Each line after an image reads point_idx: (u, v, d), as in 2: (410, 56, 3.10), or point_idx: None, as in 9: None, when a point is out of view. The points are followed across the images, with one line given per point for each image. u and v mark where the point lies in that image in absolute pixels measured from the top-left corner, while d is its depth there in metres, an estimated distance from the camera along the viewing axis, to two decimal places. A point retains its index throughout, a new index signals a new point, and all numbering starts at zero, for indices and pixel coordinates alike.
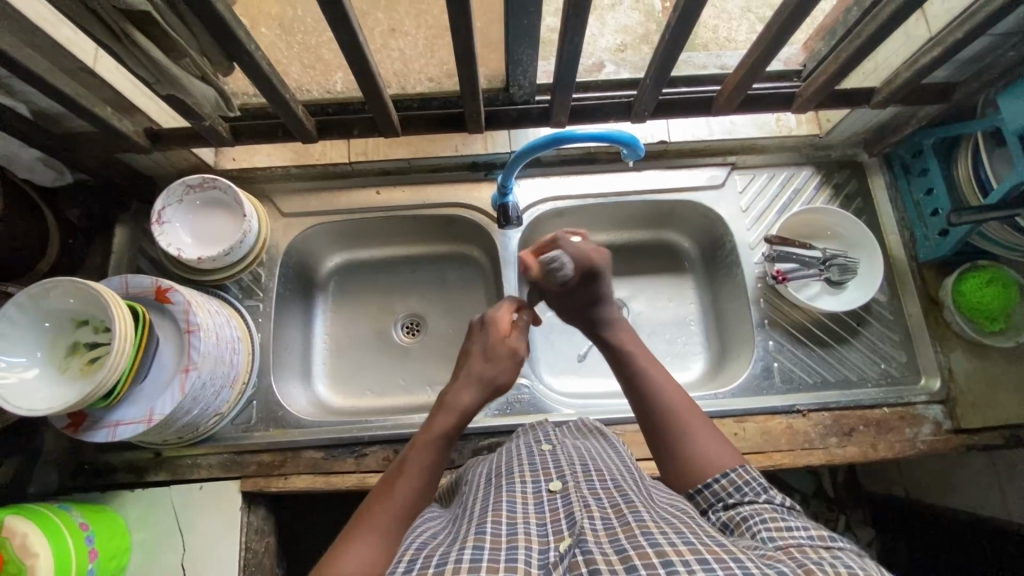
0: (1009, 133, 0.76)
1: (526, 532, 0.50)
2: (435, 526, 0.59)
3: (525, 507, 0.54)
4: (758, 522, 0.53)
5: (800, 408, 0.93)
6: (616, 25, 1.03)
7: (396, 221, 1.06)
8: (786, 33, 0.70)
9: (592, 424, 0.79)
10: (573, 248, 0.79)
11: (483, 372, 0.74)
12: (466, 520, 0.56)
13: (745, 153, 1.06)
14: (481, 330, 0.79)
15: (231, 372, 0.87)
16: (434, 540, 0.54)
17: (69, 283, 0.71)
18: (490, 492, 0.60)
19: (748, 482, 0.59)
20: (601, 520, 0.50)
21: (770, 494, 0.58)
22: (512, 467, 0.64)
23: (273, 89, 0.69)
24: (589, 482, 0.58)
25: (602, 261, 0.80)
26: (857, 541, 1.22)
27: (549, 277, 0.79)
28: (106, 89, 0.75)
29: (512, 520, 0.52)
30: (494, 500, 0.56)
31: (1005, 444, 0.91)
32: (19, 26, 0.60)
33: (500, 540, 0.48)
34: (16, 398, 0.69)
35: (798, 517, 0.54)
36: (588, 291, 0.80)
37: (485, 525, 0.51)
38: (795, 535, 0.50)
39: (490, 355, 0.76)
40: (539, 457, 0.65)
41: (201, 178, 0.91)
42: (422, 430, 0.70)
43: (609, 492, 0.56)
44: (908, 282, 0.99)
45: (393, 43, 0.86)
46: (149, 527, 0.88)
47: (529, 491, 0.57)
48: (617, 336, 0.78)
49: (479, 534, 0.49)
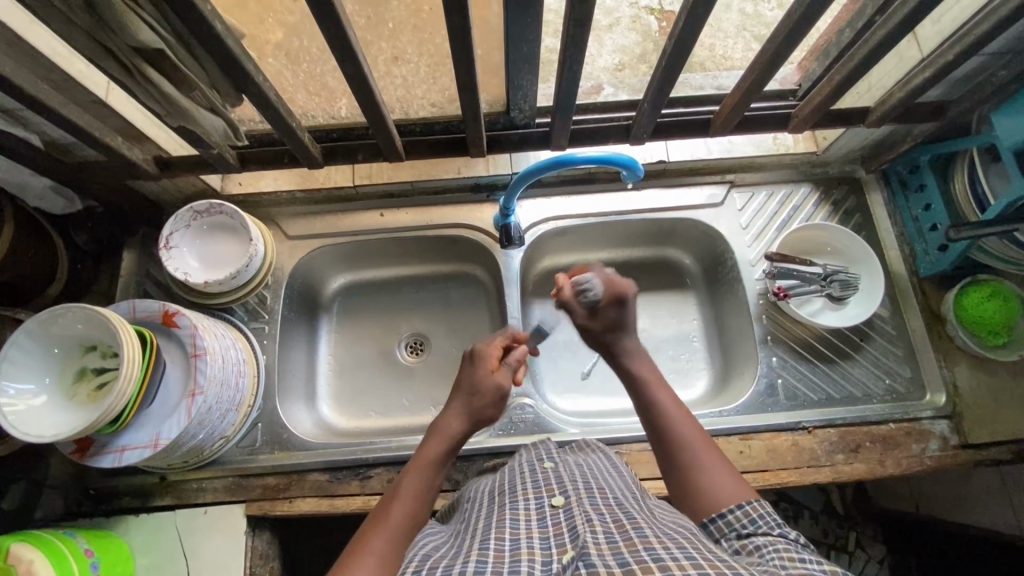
0: (1005, 149, 0.77)
1: (529, 546, 0.50)
2: (438, 541, 0.59)
3: (529, 523, 0.54)
4: (770, 553, 0.52)
5: (806, 425, 0.93)
6: (614, 45, 1.11)
7: (400, 242, 1.07)
8: (780, 57, 0.71)
9: (594, 444, 0.79)
10: (604, 275, 0.83)
11: (472, 405, 0.74)
12: (469, 535, 0.56)
13: (743, 171, 1.07)
14: (469, 366, 0.78)
15: (236, 395, 0.88)
16: (437, 554, 0.54)
17: (78, 310, 0.72)
18: (492, 510, 0.60)
19: (763, 515, 0.57)
20: (604, 535, 0.50)
21: (785, 529, 0.56)
22: (515, 484, 0.64)
23: (281, 118, 0.71)
24: (591, 499, 0.58)
25: (631, 292, 0.81)
26: (867, 558, 1.23)
27: (577, 300, 0.83)
28: (117, 119, 0.76)
29: (516, 535, 0.52)
30: (497, 517, 0.57)
31: (1013, 459, 0.91)
32: (35, 62, 0.62)
33: (503, 555, 0.49)
34: (23, 426, 0.70)
35: (812, 552, 0.52)
36: (613, 315, 0.80)
37: (489, 540, 0.51)
38: (808, 567, 0.49)
39: (478, 389, 0.75)
40: (542, 474, 0.65)
41: (208, 203, 0.92)
42: (415, 454, 0.70)
43: (611, 509, 0.56)
44: (910, 296, 0.99)
45: (396, 71, 0.95)
46: (153, 552, 0.87)
47: (532, 507, 0.57)
48: (637, 365, 0.78)
49: (483, 549, 0.50)
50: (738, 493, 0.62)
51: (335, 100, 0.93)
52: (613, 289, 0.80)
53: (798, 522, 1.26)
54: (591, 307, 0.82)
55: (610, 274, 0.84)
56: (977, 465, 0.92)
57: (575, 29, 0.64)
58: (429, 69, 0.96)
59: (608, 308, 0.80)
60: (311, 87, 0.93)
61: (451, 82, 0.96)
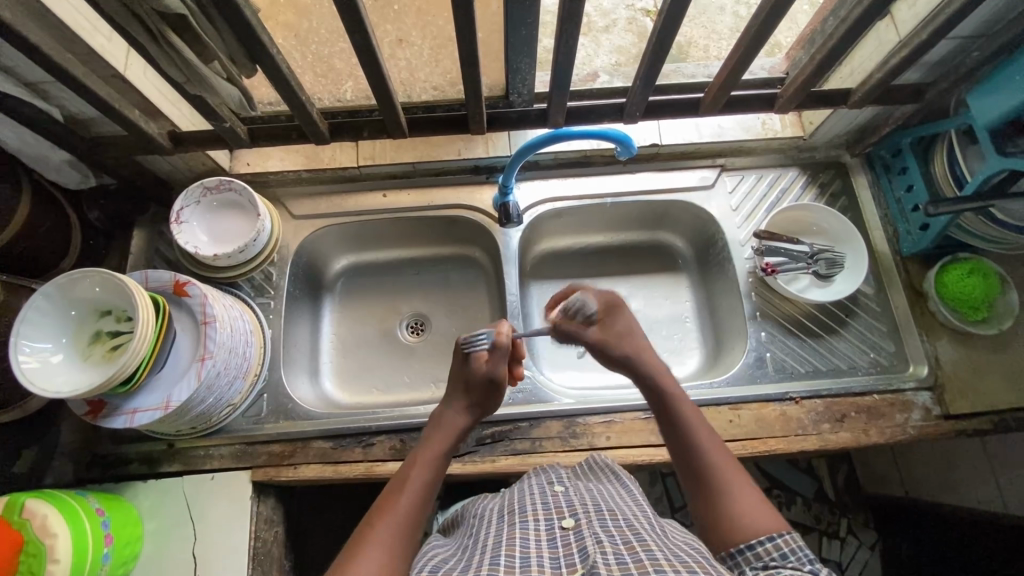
0: (980, 128, 0.81)
1: (540, 564, 0.53)
2: (446, 553, 0.64)
3: (539, 543, 0.58)
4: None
5: (793, 396, 0.96)
6: (610, 46, 1.15)
7: (402, 223, 1.11)
8: (763, 36, 0.76)
9: (605, 460, 0.82)
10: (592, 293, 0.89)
11: (468, 399, 0.79)
12: (477, 549, 0.60)
13: (733, 156, 1.11)
14: (460, 363, 0.81)
15: (243, 364, 0.91)
16: (446, 566, 0.58)
17: (97, 273, 0.75)
18: (502, 526, 0.63)
19: (795, 550, 0.57)
20: (614, 556, 0.52)
21: (817, 565, 0.56)
22: (524, 505, 0.67)
23: (291, 90, 0.75)
24: (602, 520, 0.60)
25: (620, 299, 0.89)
26: (859, 544, 1.29)
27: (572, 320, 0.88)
28: (135, 93, 0.80)
29: (526, 553, 0.55)
30: (507, 535, 0.60)
31: (994, 429, 0.94)
32: (59, 32, 0.66)
33: (513, 570, 0.52)
34: (39, 381, 0.73)
35: None
36: (617, 322, 0.86)
37: (499, 557, 0.55)
38: None
39: (471, 385, 0.79)
40: (552, 497, 0.68)
41: (217, 180, 0.96)
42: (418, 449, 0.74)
43: (623, 530, 0.58)
44: (893, 274, 1.03)
45: (401, 54, 1.01)
46: (160, 516, 0.90)
47: (542, 528, 0.60)
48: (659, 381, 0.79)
49: (494, 565, 0.53)
50: (769, 523, 0.62)
51: (341, 82, 0.98)
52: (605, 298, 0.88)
53: (790, 508, 1.32)
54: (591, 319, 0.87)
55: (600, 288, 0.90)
56: (959, 436, 0.95)
57: (571, 5, 0.68)
58: (433, 52, 1.02)
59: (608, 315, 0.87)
60: (318, 69, 0.99)
61: (452, 65, 1.01)
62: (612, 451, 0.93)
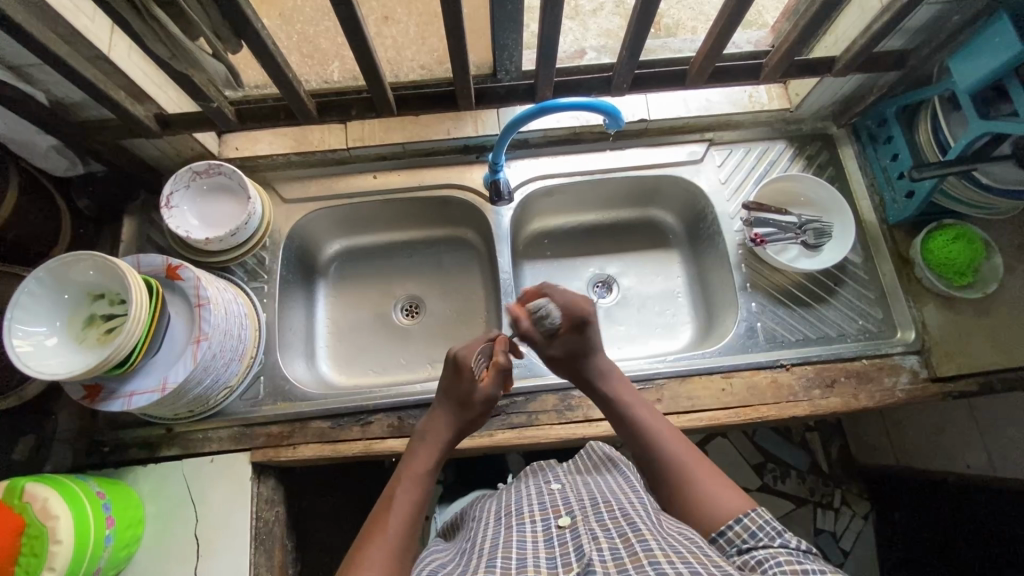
0: (962, 92, 0.82)
1: (536, 564, 0.54)
2: (443, 560, 0.64)
3: (535, 544, 0.58)
4: (772, 564, 0.54)
5: (784, 362, 0.98)
6: (598, 29, 1.15)
7: (392, 205, 1.11)
8: (746, 5, 0.76)
9: (603, 450, 0.83)
10: (561, 297, 0.87)
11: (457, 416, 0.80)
12: (474, 554, 0.60)
13: (721, 130, 1.12)
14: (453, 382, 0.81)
15: (239, 346, 0.91)
16: (443, 572, 0.59)
17: (90, 256, 0.75)
18: (498, 530, 0.64)
19: (762, 526, 0.61)
20: (609, 551, 0.53)
21: (785, 538, 0.60)
22: (521, 506, 0.68)
23: (278, 68, 0.75)
24: (598, 516, 0.61)
25: (591, 312, 0.87)
26: (853, 514, 1.30)
27: (536, 325, 0.86)
28: (120, 75, 0.80)
29: (522, 555, 0.56)
30: (506, 538, 0.61)
31: (981, 390, 0.95)
32: (39, 10, 0.66)
33: (510, 571, 0.53)
34: (36, 362, 0.73)
35: (813, 561, 0.56)
36: (575, 342, 0.85)
37: (495, 560, 0.56)
38: (811, 575, 0.52)
39: (462, 401, 0.80)
40: (549, 496, 0.69)
41: (206, 164, 0.95)
42: (402, 467, 0.73)
43: (617, 522, 0.58)
44: (880, 243, 1.05)
45: (386, 31, 1.02)
46: (162, 500, 0.90)
47: (539, 529, 0.61)
48: (610, 388, 0.83)
49: (491, 567, 0.54)
50: (733, 500, 0.66)
51: (327, 63, 0.99)
52: (573, 312, 0.85)
53: (784, 482, 1.34)
54: (552, 331, 0.86)
55: (569, 294, 0.88)
56: (947, 398, 0.96)
57: None
58: (418, 29, 1.02)
59: (568, 332, 0.85)
60: (304, 50, 0.99)
61: (438, 43, 1.02)
62: (606, 422, 0.94)
